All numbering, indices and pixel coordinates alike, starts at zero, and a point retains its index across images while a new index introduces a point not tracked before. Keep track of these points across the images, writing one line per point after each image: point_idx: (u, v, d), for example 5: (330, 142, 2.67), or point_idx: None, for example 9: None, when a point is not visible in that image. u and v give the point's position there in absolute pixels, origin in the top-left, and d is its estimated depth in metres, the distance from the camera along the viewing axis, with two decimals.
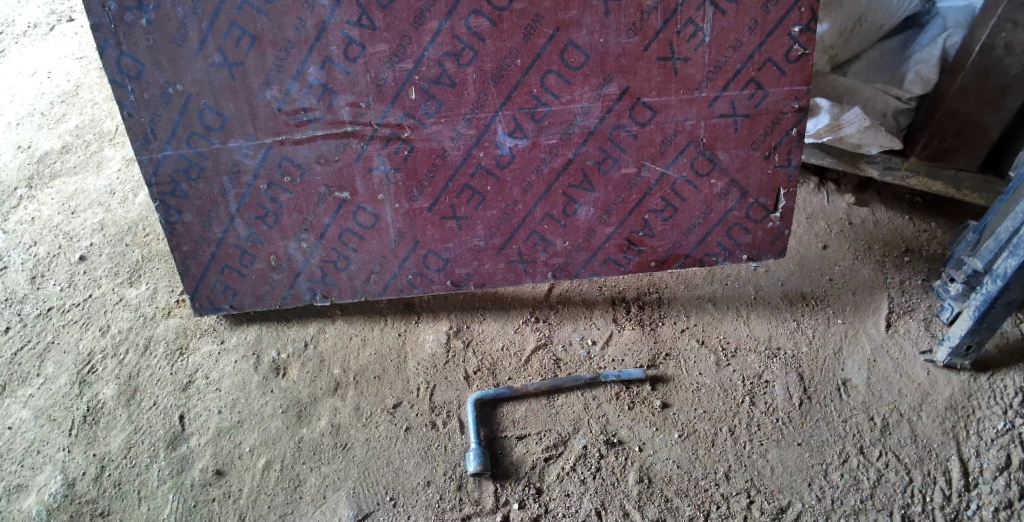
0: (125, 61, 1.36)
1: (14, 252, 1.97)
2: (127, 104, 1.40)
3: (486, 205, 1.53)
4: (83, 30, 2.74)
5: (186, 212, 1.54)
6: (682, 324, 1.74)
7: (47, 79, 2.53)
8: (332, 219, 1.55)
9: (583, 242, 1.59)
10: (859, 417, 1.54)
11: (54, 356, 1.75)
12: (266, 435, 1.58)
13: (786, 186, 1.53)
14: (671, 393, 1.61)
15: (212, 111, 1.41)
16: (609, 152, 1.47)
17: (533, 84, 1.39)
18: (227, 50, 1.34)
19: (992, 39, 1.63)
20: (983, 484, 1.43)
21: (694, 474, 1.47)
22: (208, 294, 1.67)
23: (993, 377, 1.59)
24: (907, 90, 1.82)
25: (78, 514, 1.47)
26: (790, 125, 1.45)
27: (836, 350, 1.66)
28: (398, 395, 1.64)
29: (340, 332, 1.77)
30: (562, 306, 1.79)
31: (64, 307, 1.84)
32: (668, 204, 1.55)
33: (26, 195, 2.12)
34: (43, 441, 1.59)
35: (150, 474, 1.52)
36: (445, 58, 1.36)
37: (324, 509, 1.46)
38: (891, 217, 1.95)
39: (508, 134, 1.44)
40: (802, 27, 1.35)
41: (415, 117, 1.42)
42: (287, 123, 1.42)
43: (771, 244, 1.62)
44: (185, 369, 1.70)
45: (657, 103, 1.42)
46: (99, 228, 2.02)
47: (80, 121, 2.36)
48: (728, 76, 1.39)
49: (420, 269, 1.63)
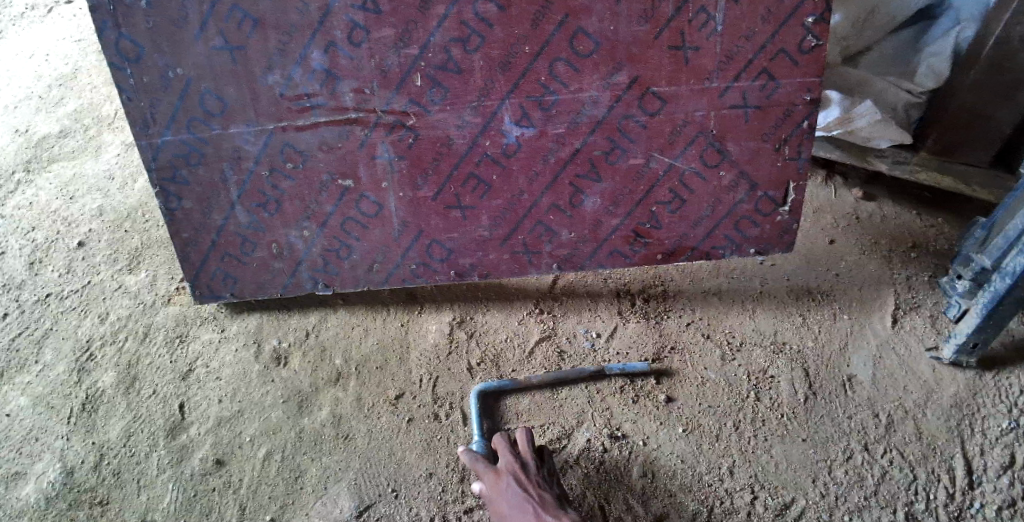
0: (125, 44, 1.33)
1: (12, 237, 1.95)
2: (127, 88, 1.37)
3: (492, 195, 1.51)
4: (83, 13, 2.70)
5: (186, 199, 1.51)
6: (688, 317, 1.72)
7: (46, 62, 2.49)
8: (334, 207, 1.52)
9: (589, 233, 1.57)
10: (864, 413, 1.53)
11: (52, 342, 1.73)
12: (267, 425, 1.56)
13: (796, 179, 1.51)
14: (676, 387, 1.60)
15: (213, 95, 1.38)
16: (618, 142, 1.45)
17: (542, 72, 1.36)
18: (228, 33, 1.32)
19: (1008, 31, 1.61)
20: (987, 482, 1.43)
21: (698, 468, 1.46)
22: (208, 282, 1.65)
23: (999, 375, 1.58)
24: (919, 83, 1.79)
25: (77, 502, 1.46)
26: (801, 117, 1.43)
27: (842, 345, 1.65)
28: (400, 386, 1.62)
29: (342, 321, 1.75)
30: (566, 298, 1.77)
31: (62, 293, 1.82)
32: (676, 195, 1.52)
33: (24, 179, 2.09)
34: (42, 429, 1.57)
35: (149, 463, 1.51)
36: (451, 44, 1.33)
37: (325, 500, 1.45)
38: (899, 211, 1.92)
39: (515, 122, 1.42)
40: (816, 17, 1.32)
41: (420, 104, 1.40)
42: (290, 109, 1.40)
43: (780, 238, 1.60)
44: (185, 358, 1.68)
45: (667, 92, 1.39)
46: (98, 213, 2.00)
47: (79, 105, 2.33)
48: (740, 67, 1.36)
49: (424, 259, 1.61)
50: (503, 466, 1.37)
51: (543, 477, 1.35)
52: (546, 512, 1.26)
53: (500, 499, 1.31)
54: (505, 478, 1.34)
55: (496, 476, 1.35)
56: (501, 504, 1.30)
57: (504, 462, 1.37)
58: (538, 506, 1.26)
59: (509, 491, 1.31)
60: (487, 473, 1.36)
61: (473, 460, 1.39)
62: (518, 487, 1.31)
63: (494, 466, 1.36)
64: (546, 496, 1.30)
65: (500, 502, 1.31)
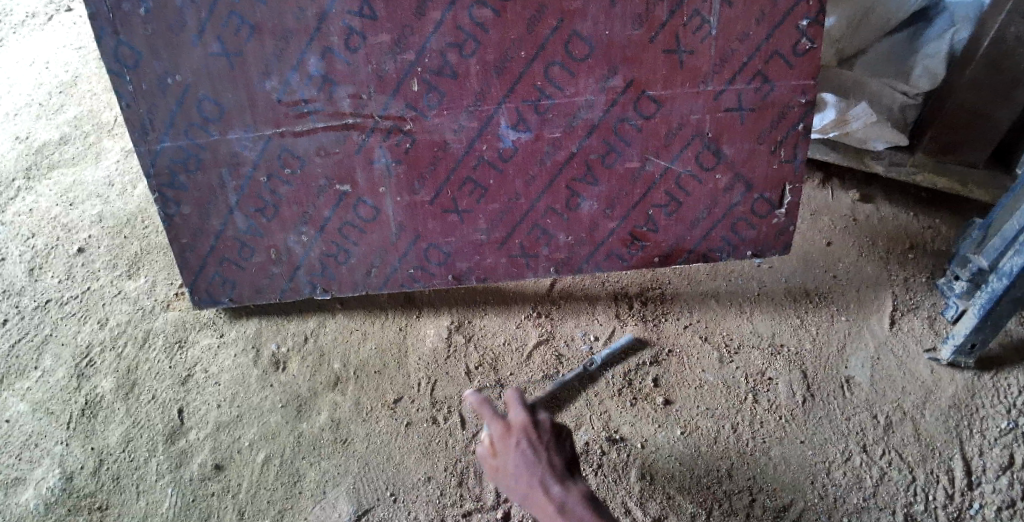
0: (123, 50, 1.34)
1: (12, 243, 1.96)
2: (125, 94, 1.38)
3: (489, 198, 1.51)
4: (83, 21, 2.71)
5: (185, 204, 1.52)
6: (686, 320, 1.72)
7: (46, 70, 2.50)
8: (331, 212, 1.53)
9: (586, 236, 1.58)
10: (862, 415, 1.53)
11: (52, 348, 1.73)
12: (266, 430, 1.57)
13: (793, 180, 1.51)
14: (674, 390, 1.60)
15: (211, 100, 1.39)
16: (614, 144, 1.45)
17: (537, 75, 1.37)
18: (226, 39, 1.33)
19: (1003, 31, 1.62)
20: (986, 483, 1.43)
21: (697, 471, 1.46)
22: (207, 287, 1.66)
23: (997, 375, 1.58)
24: (914, 85, 1.79)
25: (77, 508, 1.47)
26: (796, 119, 1.43)
27: (840, 347, 1.65)
28: (398, 390, 1.63)
29: (340, 325, 1.75)
30: (564, 302, 1.77)
31: (62, 299, 1.83)
32: (672, 198, 1.53)
33: (24, 186, 2.10)
34: (41, 435, 1.58)
35: (148, 468, 1.52)
36: (447, 48, 1.34)
37: (323, 504, 1.45)
38: (896, 212, 1.92)
39: (510, 127, 1.42)
40: (810, 19, 1.33)
41: (417, 109, 1.40)
42: (288, 114, 1.41)
43: (777, 240, 1.60)
44: (184, 363, 1.69)
45: (663, 95, 1.40)
46: (98, 219, 2.00)
47: (79, 112, 2.34)
48: (735, 69, 1.37)
49: (422, 263, 1.61)
50: (515, 420, 1.19)
51: (556, 438, 1.17)
52: (553, 481, 1.10)
53: (505, 456, 1.15)
54: (515, 437, 1.16)
55: (504, 431, 1.17)
56: (507, 463, 1.14)
57: (516, 416, 1.18)
58: (545, 475, 1.11)
59: (519, 451, 1.14)
60: (495, 422, 1.19)
61: (481, 402, 1.21)
62: (530, 449, 1.14)
63: (503, 416, 1.19)
64: (555, 463, 1.13)
65: (505, 459, 1.14)
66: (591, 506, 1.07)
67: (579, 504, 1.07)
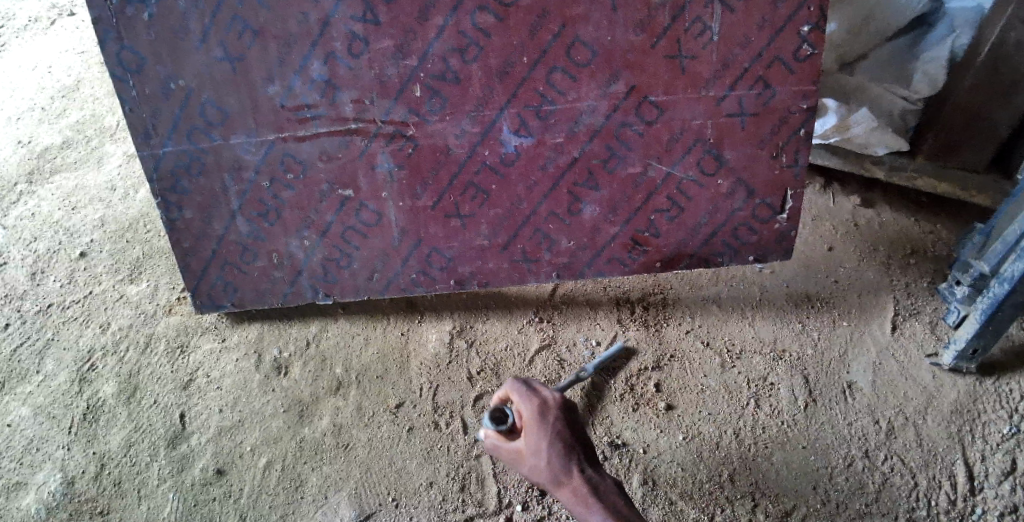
0: (126, 54, 1.34)
1: (14, 247, 1.96)
2: (128, 98, 1.39)
3: (491, 203, 1.51)
4: (85, 25, 2.71)
5: (187, 208, 1.52)
6: (687, 325, 1.72)
7: (48, 74, 2.51)
8: (334, 216, 1.53)
9: (588, 241, 1.58)
10: (863, 420, 1.53)
11: (54, 352, 1.73)
12: (267, 434, 1.57)
13: (794, 185, 1.51)
14: (676, 395, 1.60)
15: (214, 105, 1.39)
16: (616, 149, 1.45)
17: (540, 81, 1.37)
18: (229, 44, 1.33)
19: (1002, 36, 1.62)
20: (988, 489, 1.43)
21: (699, 476, 1.47)
22: (209, 291, 1.66)
23: (999, 380, 1.58)
24: (916, 90, 1.78)
25: (78, 513, 1.47)
26: (798, 124, 1.44)
27: (842, 353, 1.65)
28: (400, 395, 1.63)
29: (342, 330, 1.75)
30: (566, 307, 1.77)
31: (64, 303, 1.83)
32: (674, 203, 1.53)
33: (26, 190, 2.11)
34: (43, 439, 1.58)
35: (150, 473, 1.52)
36: (450, 53, 1.34)
37: (325, 509, 1.45)
38: (897, 217, 1.92)
39: (513, 131, 1.43)
40: (811, 25, 1.33)
41: (419, 113, 1.40)
42: (290, 119, 1.41)
43: (778, 245, 1.60)
44: (185, 368, 1.69)
45: (664, 100, 1.40)
46: (100, 224, 2.01)
47: (81, 116, 2.34)
48: (737, 74, 1.37)
49: (424, 268, 1.61)
50: (551, 402, 1.11)
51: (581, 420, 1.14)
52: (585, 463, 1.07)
53: (536, 434, 1.07)
54: (552, 417, 1.08)
55: (539, 411, 1.09)
56: (543, 447, 1.06)
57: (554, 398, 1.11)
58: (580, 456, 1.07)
59: (559, 434, 1.07)
60: (531, 401, 1.10)
61: (518, 380, 1.13)
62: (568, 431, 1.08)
63: (540, 394, 1.11)
64: (583, 443, 1.09)
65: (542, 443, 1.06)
66: (619, 491, 1.07)
67: (609, 487, 1.06)
